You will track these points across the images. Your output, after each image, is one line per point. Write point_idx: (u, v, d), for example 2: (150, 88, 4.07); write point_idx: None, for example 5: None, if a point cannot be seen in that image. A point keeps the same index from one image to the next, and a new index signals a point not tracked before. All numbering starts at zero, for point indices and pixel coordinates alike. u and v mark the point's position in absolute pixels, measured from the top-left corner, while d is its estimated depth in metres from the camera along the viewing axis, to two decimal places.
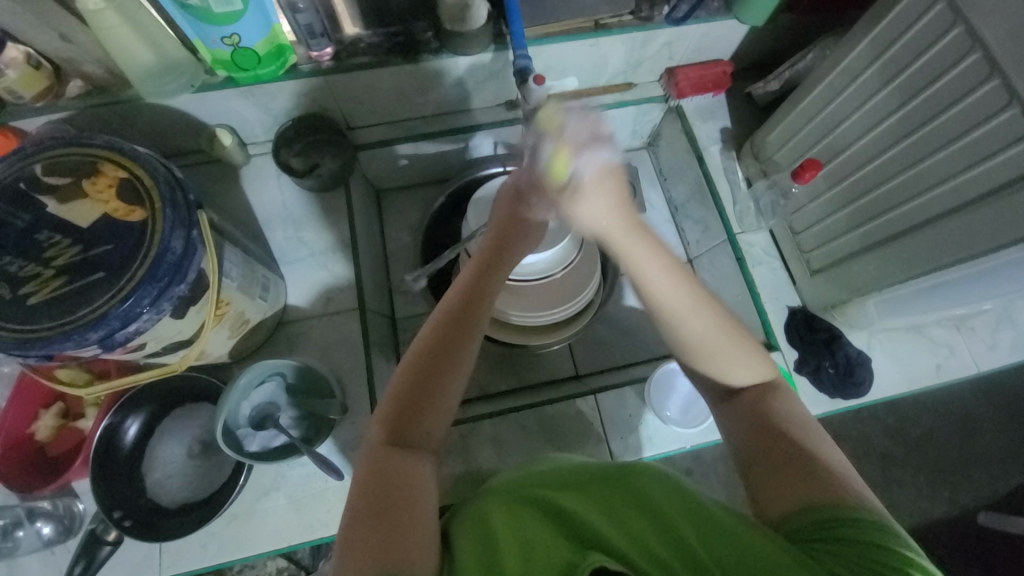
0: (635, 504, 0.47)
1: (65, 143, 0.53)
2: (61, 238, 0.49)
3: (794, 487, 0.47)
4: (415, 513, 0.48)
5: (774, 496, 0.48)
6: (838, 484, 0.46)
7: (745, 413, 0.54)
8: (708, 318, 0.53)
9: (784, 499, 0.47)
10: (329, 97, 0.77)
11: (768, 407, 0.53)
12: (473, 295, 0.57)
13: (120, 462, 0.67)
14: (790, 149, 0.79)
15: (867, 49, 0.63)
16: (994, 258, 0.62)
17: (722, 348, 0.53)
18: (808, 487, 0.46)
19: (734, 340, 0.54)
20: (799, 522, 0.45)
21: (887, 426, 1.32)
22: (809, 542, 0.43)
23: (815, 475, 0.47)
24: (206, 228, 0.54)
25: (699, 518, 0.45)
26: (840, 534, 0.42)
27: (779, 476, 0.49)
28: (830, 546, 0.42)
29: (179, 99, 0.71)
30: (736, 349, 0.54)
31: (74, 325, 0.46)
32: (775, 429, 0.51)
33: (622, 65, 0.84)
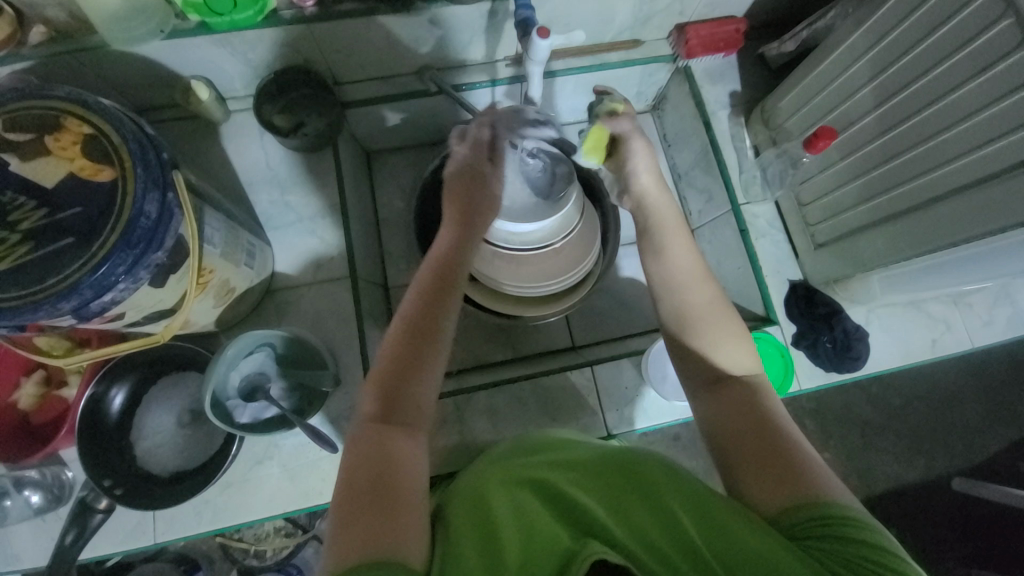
0: (638, 500, 0.46)
1: (23, 95, 0.48)
2: (24, 201, 0.46)
3: (784, 481, 0.46)
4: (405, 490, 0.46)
5: (762, 490, 0.47)
6: (823, 482, 0.46)
7: (730, 404, 0.53)
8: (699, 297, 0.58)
9: (775, 493, 0.46)
10: (313, 48, 0.71)
11: (756, 406, 0.52)
12: (449, 265, 0.58)
13: (108, 432, 0.65)
14: (802, 116, 0.75)
15: (893, 9, 0.58)
16: (990, 241, 0.60)
17: (712, 335, 0.56)
18: (796, 482, 0.46)
19: (721, 313, 0.57)
20: (791, 518, 0.44)
21: (870, 396, 1.35)
22: (802, 540, 0.43)
23: (802, 470, 0.47)
24: (182, 189, 0.50)
25: (701, 515, 0.44)
26: (831, 531, 0.42)
27: (766, 467, 0.48)
28: (823, 543, 0.42)
29: (149, 47, 0.65)
30: (725, 334, 0.56)
31: (45, 295, 0.43)
32: (771, 429, 0.50)
33: (630, 20, 0.78)
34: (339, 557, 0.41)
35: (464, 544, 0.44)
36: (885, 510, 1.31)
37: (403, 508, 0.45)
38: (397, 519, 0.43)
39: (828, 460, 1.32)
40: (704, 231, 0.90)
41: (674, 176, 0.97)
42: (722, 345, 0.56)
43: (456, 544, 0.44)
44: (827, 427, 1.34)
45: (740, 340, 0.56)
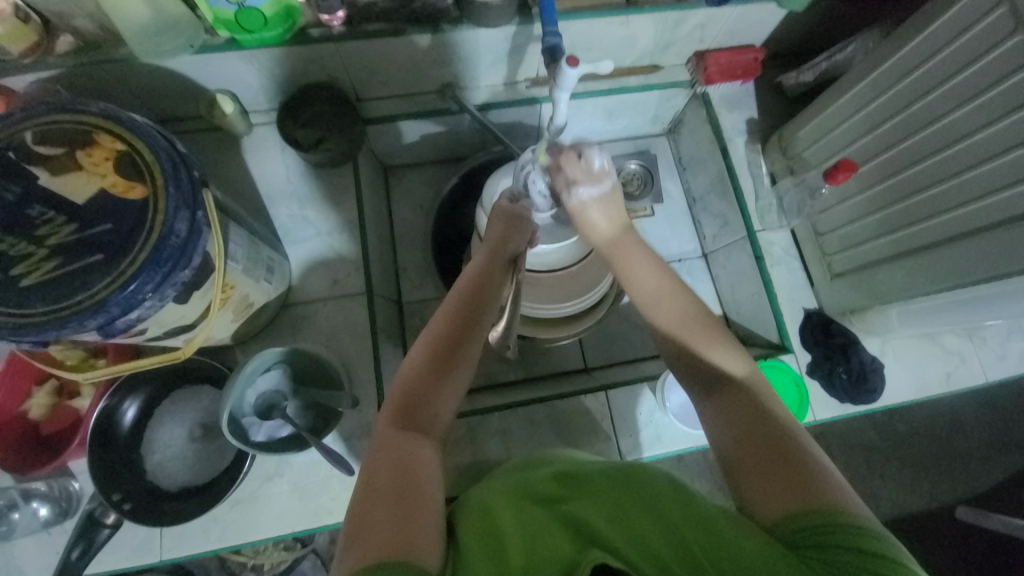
0: (639, 510, 0.45)
1: (55, 109, 0.48)
2: (53, 215, 0.46)
3: (783, 486, 0.44)
4: (419, 494, 0.46)
5: (762, 497, 0.45)
6: (825, 488, 0.43)
7: (729, 411, 0.50)
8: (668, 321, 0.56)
9: (774, 500, 0.44)
10: (339, 65, 0.72)
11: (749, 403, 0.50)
12: (481, 282, 0.57)
13: (118, 445, 0.65)
14: (822, 146, 0.76)
15: (918, 47, 0.59)
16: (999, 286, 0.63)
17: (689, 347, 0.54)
18: (795, 488, 0.44)
19: (700, 319, 0.55)
20: (790, 526, 0.42)
21: (875, 422, 1.35)
22: (802, 549, 0.40)
23: (804, 476, 0.44)
24: (211, 207, 0.50)
25: (700, 523, 0.43)
26: (831, 540, 0.40)
27: (765, 473, 0.45)
28: (823, 551, 0.39)
29: (177, 61, 0.66)
30: (704, 334, 0.54)
31: (70, 311, 0.43)
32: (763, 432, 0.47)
33: (651, 47, 0.79)
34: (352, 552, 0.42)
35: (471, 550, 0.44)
36: None
37: (417, 509, 0.45)
38: (414, 519, 0.43)
39: None
40: (716, 255, 0.93)
41: (690, 199, 0.98)
42: (708, 352, 0.54)
43: (465, 549, 0.44)
44: (832, 452, 1.33)
45: (725, 346, 0.54)
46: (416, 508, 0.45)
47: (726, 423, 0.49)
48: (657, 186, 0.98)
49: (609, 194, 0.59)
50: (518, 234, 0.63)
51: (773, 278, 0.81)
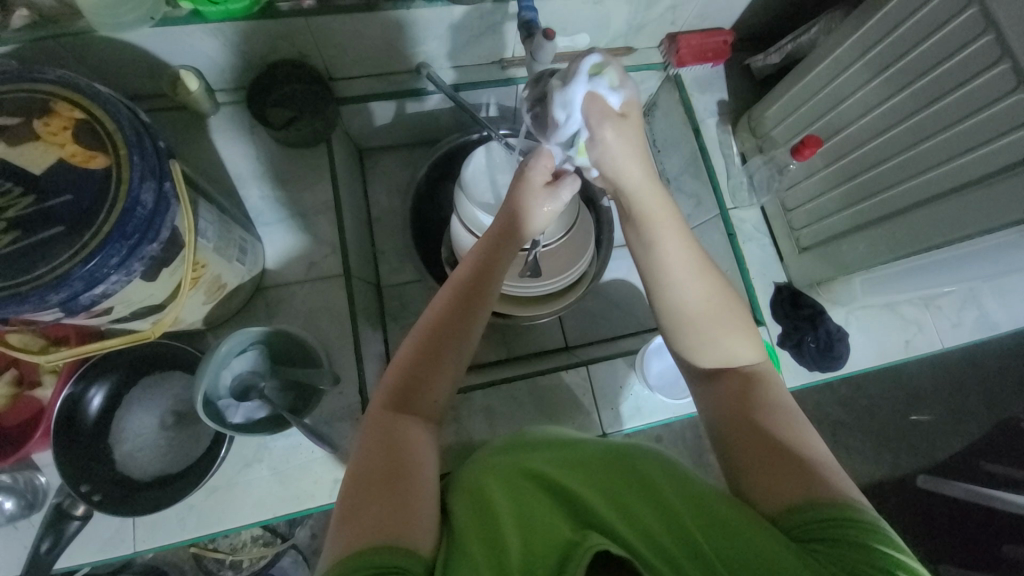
0: (637, 493, 0.46)
1: (11, 78, 0.45)
2: (11, 186, 0.43)
3: (785, 480, 0.47)
4: (415, 480, 0.46)
5: (766, 490, 0.47)
6: (823, 480, 0.46)
7: (738, 405, 0.53)
8: (699, 299, 0.55)
9: (776, 495, 0.47)
10: (310, 43, 0.70)
11: (756, 398, 0.53)
12: (483, 266, 0.56)
13: (85, 434, 0.62)
14: (788, 125, 0.79)
15: (878, 25, 0.62)
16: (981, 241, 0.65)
17: (708, 336, 0.55)
18: (796, 482, 0.46)
19: (721, 309, 0.55)
20: (792, 519, 0.44)
21: (840, 397, 1.41)
22: (805, 541, 0.43)
23: (809, 471, 0.47)
24: (179, 179, 0.49)
25: (703, 513, 0.44)
26: (831, 533, 0.42)
27: (771, 468, 0.48)
28: (826, 545, 0.42)
29: (138, 35, 0.63)
30: (725, 330, 0.55)
31: (29, 287, 0.41)
32: (771, 426, 0.50)
33: (624, 28, 0.80)
34: (347, 538, 0.41)
35: (468, 536, 0.43)
36: None
37: (414, 498, 0.45)
38: (405, 504, 0.44)
39: None
40: None
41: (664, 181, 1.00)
42: (724, 340, 0.55)
43: (460, 536, 0.44)
44: None
45: (743, 337, 0.56)
46: (413, 498, 0.44)
47: (733, 416, 0.53)
48: None
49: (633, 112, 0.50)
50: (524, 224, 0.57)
51: (744, 254, 0.84)
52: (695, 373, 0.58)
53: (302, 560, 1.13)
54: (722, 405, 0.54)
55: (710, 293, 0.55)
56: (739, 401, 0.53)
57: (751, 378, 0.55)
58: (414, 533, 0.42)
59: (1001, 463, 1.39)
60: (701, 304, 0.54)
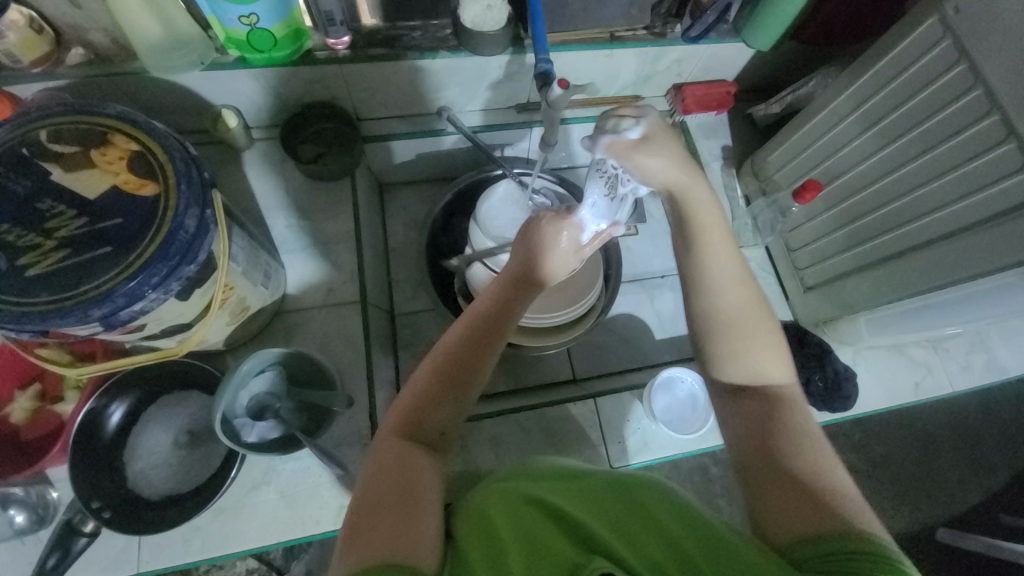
0: (642, 522, 0.47)
1: (73, 112, 0.50)
2: (64, 209, 0.47)
3: (801, 508, 0.47)
4: (423, 507, 0.47)
5: (780, 518, 0.47)
6: (840, 510, 0.45)
7: (759, 425, 0.54)
8: (739, 305, 0.57)
9: (790, 524, 0.46)
10: (343, 87, 0.76)
11: (780, 418, 0.54)
12: (503, 300, 0.57)
13: (100, 449, 0.64)
14: (790, 169, 0.83)
15: (871, 80, 0.67)
16: (978, 283, 0.68)
17: (744, 343, 0.57)
18: (811, 511, 0.46)
19: (755, 321, 0.58)
20: (806, 551, 0.44)
21: (853, 442, 1.38)
22: (817, 574, 0.42)
23: (818, 498, 0.47)
24: (218, 208, 0.52)
25: (702, 538, 0.45)
26: (846, 565, 0.41)
27: (786, 495, 0.48)
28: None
29: (187, 77, 0.69)
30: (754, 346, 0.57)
31: (75, 301, 0.44)
32: (787, 449, 0.51)
33: (632, 78, 0.85)
34: (356, 555, 0.42)
35: (472, 558, 0.44)
36: None
37: (421, 522, 0.45)
38: (409, 530, 0.44)
39: None
40: None
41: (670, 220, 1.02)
42: (747, 356, 0.57)
43: (463, 555, 0.45)
44: None
45: (777, 355, 0.57)
46: (419, 522, 0.45)
47: (749, 435, 0.54)
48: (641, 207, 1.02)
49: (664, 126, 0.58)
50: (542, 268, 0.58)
51: None
52: (720, 388, 0.59)
53: None
54: (748, 416, 0.55)
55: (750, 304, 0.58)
56: (761, 415, 0.54)
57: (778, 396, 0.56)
58: (418, 557, 0.42)
59: None
60: (742, 310, 0.57)
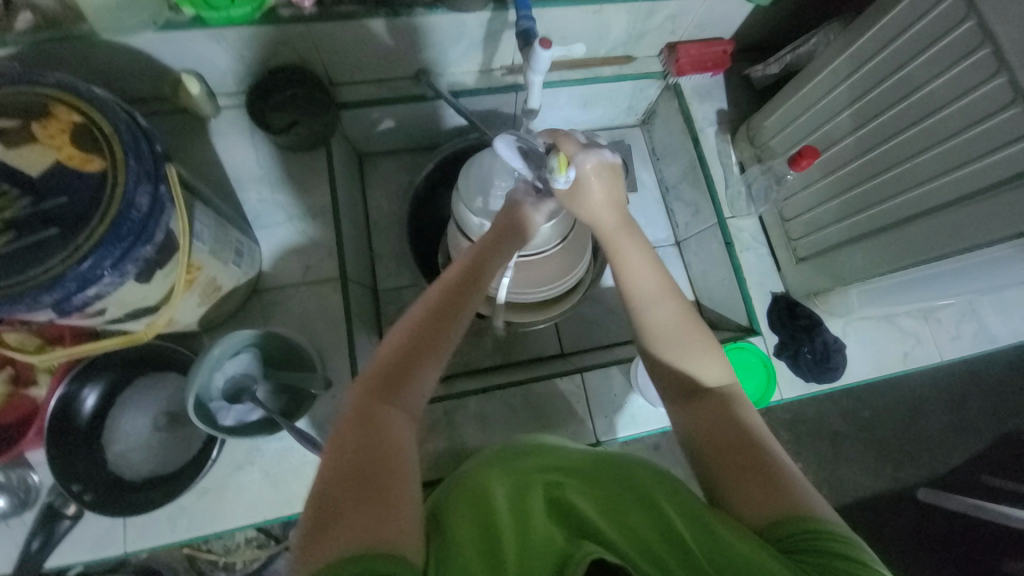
0: (628, 500, 0.46)
1: (8, 79, 0.46)
2: (6, 188, 0.44)
3: (768, 490, 0.46)
4: (400, 474, 0.45)
5: (752, 501, 0.47)
6: (803, 497, 0.46)
7: (717, 417, 0.53)
8: (669, 314, 0.58)
9: (764, 506, 0.46)
10: (311, 49, 0.71)
11: (739, 413, 0.54)
12: (473, 266, 0.58)
13: (78, 434, 0.63)
14: (786, 135, 0.79)
15: (875, 37, 0.62)
16: (973, 255, 0.66)
17: (682, 346, 0.58)
18: (778, 494, 0.46)
19: (692, 325, 0.59)
20: (780, 530, 0.44)
21: (841, 408, 1.40)
22: (791, 552, 0.42)
23: (787, 484, 0.47)
24: (175, 183, 0.49)
25: (691, 514, 0.44)
26: (817, 545, 0.42)
27: (753, 477, 0.48)
28: (814, 556, 0.41)
29: (140, 39, 0.64)
30: (684, 345, 0.58)
31: (24, 286, 0.41)
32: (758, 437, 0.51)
33: (623, 36, 0.80)
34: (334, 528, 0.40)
35: (460, 543, 0.43)
36: (853, 519, 1.34)
37: (399, 491, 0.44)
38: (385, 505, 0.42)
39: (802, 470, 1.35)
40: (689, 243, 0.96)
41: (663, 188, 1.01)
42: (682, 358, 0.57)
43: (449, 543, 0.43)
44: (800, 438, 1.37)
45: (714, 356, 0.58)
46: (398, 491, 0.43)
47: (717, 426, 0.53)
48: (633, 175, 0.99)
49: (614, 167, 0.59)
50: (513, 236, 0.61)
51: (741, 263, 0.84)
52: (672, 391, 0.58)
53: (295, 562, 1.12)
54: (711, 412, 0.54)
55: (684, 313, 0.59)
56: (722, 410, 0.54)
57: (726, 399, 0.55)
58: (395, 530, 0.40)
59: (1004, 478, 1.37)
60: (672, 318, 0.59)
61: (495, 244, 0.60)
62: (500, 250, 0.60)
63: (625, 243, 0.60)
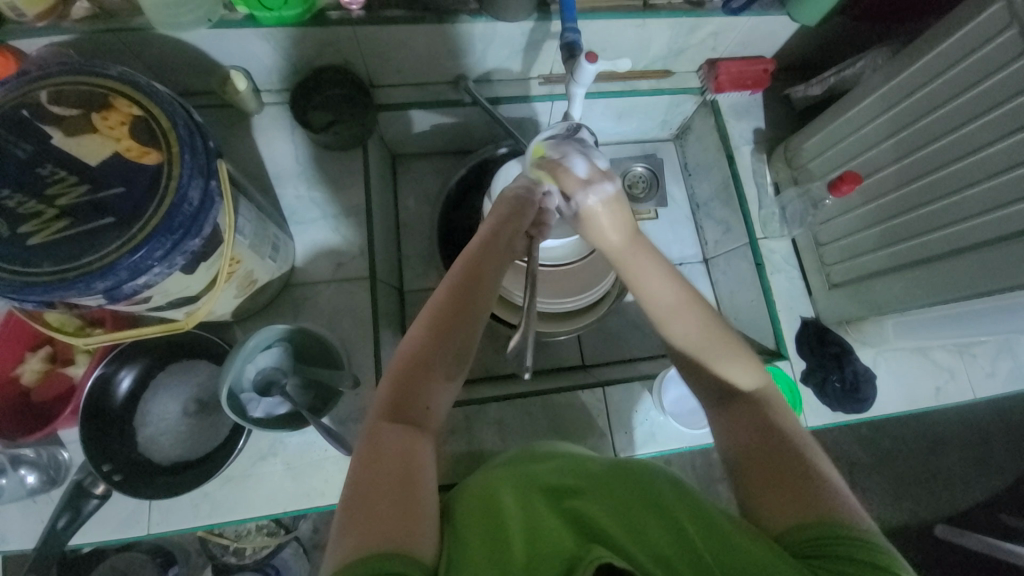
0: (643, 506, 0.46)
1: (72, 70, 0.48)
2: (65, 175, 0.46)
3: (791, 493, 0.46)
4: (416, 491, 0.45)
5: (774, 505, 0.46)
6: (829, 497, 0.45)
7: (741, 423, 0.52)
8: (689, 330, 0.55)
9: (786, 509, 0.45)
10: (356, 51, 0.72)
11: (764, 413, 0.52)
12: (476, 272, 0.56)
13: (111, 414, 0.64)
14: (826, 158, 0.78)
15: (927, 66, 0.61)
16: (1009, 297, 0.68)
17: (712, 354, 0.55)
18: (802, 499, 0.45)
19: (718, 336, 0.55)
20: (801, 535, 0.43)
21: (860, 437, 1.36)
22: (806, 558, 0.41)
23: (811, 485, 0.46)
24: (224, 178, 0.50)
25: (707, 525, 0.44)
26: (837, 549, 0.41)
27: (774, 483, 0.47)
28: (831, 562, 0.40)
29: (194, 35, 0.66)
30: (726, 351, 0.55)
31: (77, 272, 0.43)
32: (786, 434, 0.50)
33: (664, 51, 0.80)
34: (353, 543, 0.41)
35: (475, 539, 0.43)
36: None
37: (418, 504, 0.44)
38: (406, 514, 0.42)
39: None
40: (717, 261, 0.95)
41: (694, 205, 1.00)
42: (724, 367, 0.54)
43: (463, 540, 0.44)
44: None
45: (746, 362, 0.55)
46: (416, 506, 0.44)
47: (742, 428, 0.51)
48: (663, 190, 1.00)
49: (619, 197, 0.57)
50: (518, 229, 0.60)
51: (772, 285, 0.82)
52: (707, 397, 0.55)
53: (303, 553, 1.14)
54: (741, 416, 0.52)
55: (706, 323, 0.56)
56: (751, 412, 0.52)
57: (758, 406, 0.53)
58: (417, 539, 0.41)
59: None
60: (693, 335, 0.55)
61: (493, 247, 0.58)
62: (507, 247, 0.59)
63: (638, 258, 0.57)
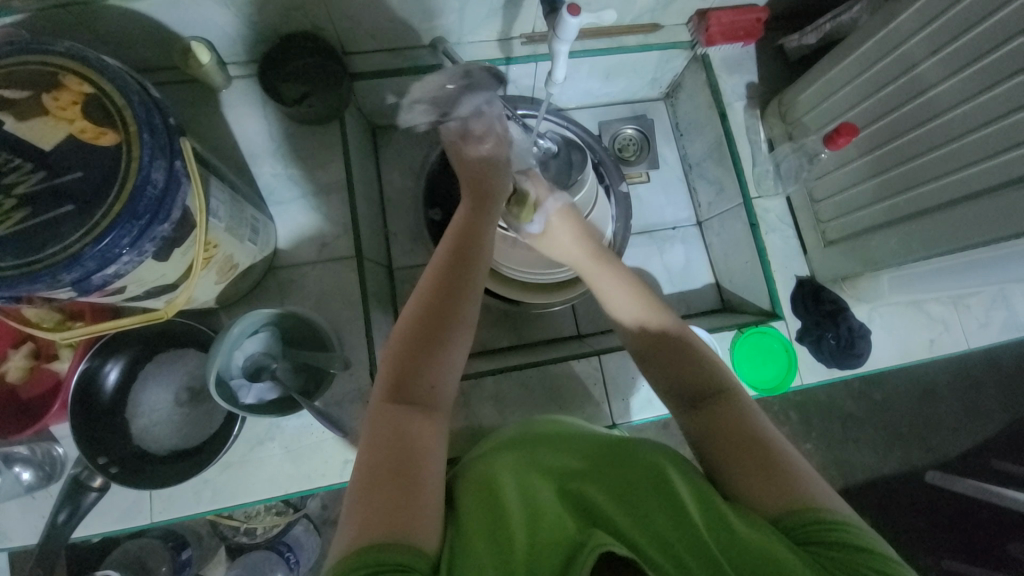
0: (649, 495, 0.45)
1: (17, 49, 0.44)
2: (19, 162, 0.42)
3: (778, 480, 0.46)
4: (420, 478, 0.44)
5: (764, 489, 0.46)
6: (813, 486, 0.45)
7: (720, 416, 0.51)
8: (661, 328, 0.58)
9: (776, 495, 0.45)
10: (324, 16, 0.68)
11: (738, 405, 0.52)
12: (465, 247, 0.57)
13: (102, 408, 0.63)
14: (821, 111, 0.76)
15: (925, 8, 0.58)
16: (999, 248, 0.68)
17: (678, 359, 0.57)
18: (791, 487, 0.45)
19: (678, 340, 0.57)
20: (793, 520, 0.43)
21: (853, 391, 1.39)
22: (807, 545, 0.41)
23: (795, 473, 0.46)
24: (190, 158, 0.48)
25: (711, 509, 0.43)
26: (829, 537, 0.41)
27: (763, 474, 0.46)
28: (825, 549, 0.41)
29: (148, 5, 0.61)
30: (687, 359, 0.56)
31: (41, 265, 0.40)
32: (764, 427, 0.50)
33: (652, 3, 0.75)
34: (352, 534, 0.40)
35: (472, 535, 0.42)
36: (861, 500, 1.34)
37: (423, 490, 0.43)
38: (409, 499, 0.42)
39: (811, 451, 1.35)
40: (710, 224, 0.93)
41: (686, 165, 0.98)
42: (687, 366, 0.56)
43: (462, 531, 0.43)
44: (811, 420, 1.37)
45: (710, 364, 0.56)
46: (418, 497, 0.42)
47: (719, 419, 0.51)
48: (654, 152, 0.97)
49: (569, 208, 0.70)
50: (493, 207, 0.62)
51: (766, 244, 0.81)
52: (675, 400, 0.56)
53: (314, 529, 1.15)
54: (714, 412, 0.52)
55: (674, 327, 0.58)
56: (718, 410, 0.52)
57: (721, 398, 0.53)
58: (420, 530, 0.40)
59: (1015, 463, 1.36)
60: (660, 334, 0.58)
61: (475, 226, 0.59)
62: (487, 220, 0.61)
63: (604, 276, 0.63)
